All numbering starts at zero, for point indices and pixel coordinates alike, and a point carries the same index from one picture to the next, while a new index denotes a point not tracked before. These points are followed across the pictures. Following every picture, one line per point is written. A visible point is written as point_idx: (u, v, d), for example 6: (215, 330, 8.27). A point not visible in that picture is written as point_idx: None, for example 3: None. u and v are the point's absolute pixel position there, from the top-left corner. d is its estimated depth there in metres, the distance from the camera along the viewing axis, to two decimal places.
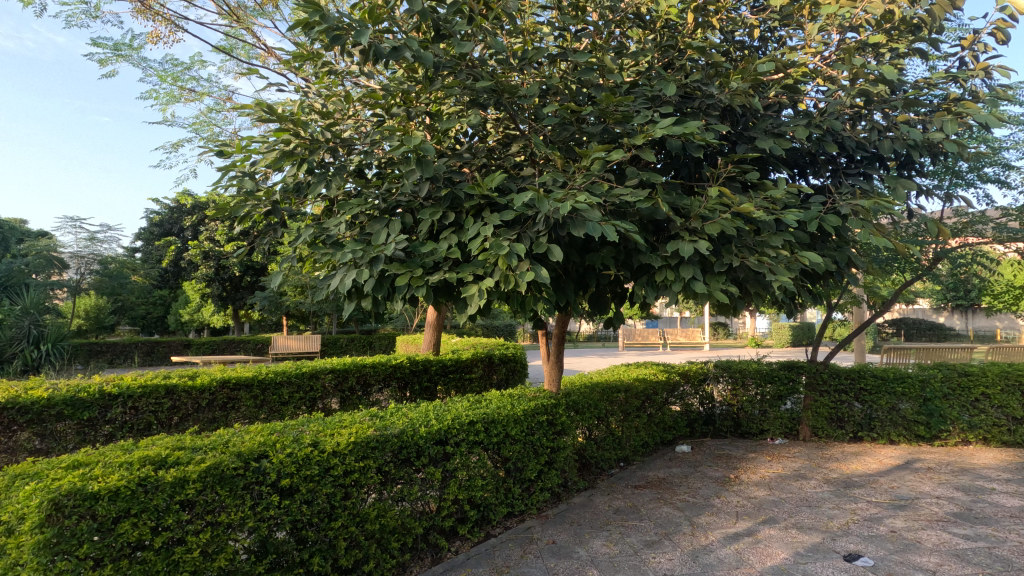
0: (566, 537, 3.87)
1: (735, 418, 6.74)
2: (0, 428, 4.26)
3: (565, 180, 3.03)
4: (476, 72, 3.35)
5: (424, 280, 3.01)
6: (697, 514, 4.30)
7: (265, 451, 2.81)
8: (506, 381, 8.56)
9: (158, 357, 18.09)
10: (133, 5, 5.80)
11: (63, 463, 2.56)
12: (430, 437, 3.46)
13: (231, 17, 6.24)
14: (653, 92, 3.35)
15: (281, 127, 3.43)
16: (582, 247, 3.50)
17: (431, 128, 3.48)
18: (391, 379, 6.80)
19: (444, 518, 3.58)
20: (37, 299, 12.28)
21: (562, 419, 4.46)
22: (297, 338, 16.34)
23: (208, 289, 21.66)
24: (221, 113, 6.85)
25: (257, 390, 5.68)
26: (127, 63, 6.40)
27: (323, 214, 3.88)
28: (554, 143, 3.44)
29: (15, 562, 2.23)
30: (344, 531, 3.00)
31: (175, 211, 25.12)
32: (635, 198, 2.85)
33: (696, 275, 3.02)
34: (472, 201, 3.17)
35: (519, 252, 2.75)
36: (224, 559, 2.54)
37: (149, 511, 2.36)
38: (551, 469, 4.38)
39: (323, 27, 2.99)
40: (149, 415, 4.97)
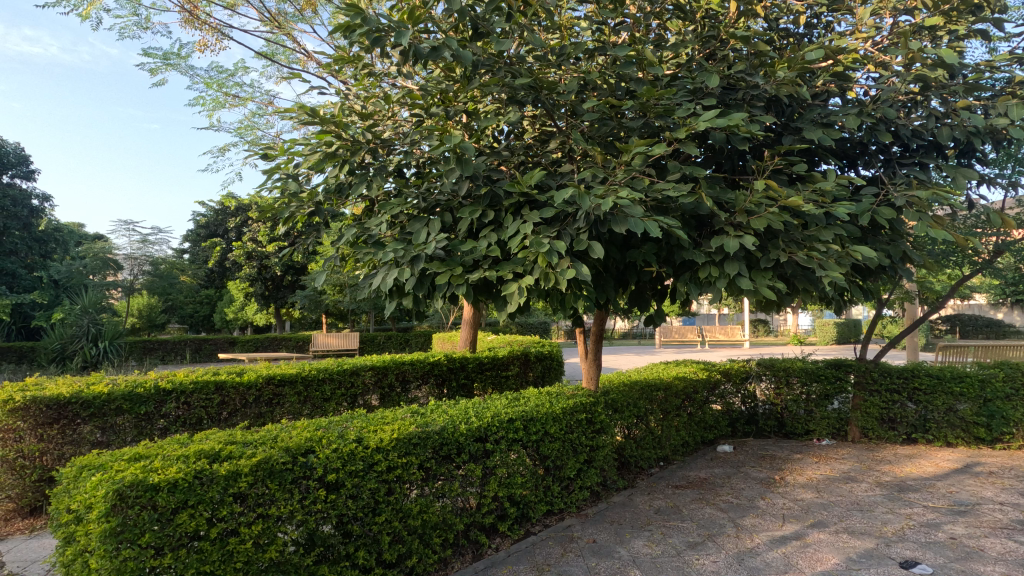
0: (607, 536, 3.84)
1: (779, 418, 6.55)
2: (65, 422, 4.42)
3: (605, 176, 3.00)
4: (514, 69, 3.35)
5: (464, 278, 3.03)
6: (741, 516, 4.20)
7: (312, 446, 2.88)
8: (543, 379, 8.54)
9: (205, 354, 18.77)
10: (181, 15, 6.00)
11: (125, 456, 2.68)
12: (470, 434, 3.48)
13: (273, 23, 6.41)
14: (695, 85, 3.28)
15: (323, 130, 3.50)
16: (623, 244, 3.45)
17: (469, 127, 3.49)
18: (429, 376, 6.89)
19: (484, 515, 3.60)
20: (95, 299, 12.81)
21: (601, 418, 4.42)
22: (337, 336, 16.74)
23: (251, 288, 22.40)
24: (264, 117, 7.04)
25: (301, 386, 5.83)
26: (176, 71, 6.65)
27: (363, 214, 3.94)
28: (594, 139, 3.41)
29: (85, 549, 2.36)
30: (387, 526, 3.05)
31: (220, 213, 26.05)
32: (678, 193, 2.79)
33: (742, 271, 2.94)
34: (512, 199, 3.16)
35: (560, 249, 2.73)
36: (275, 551, 2.62)
37: (205, 503, 2.45)
38: (590, 468, 4.34)
39: (365, 30, 3.03)
40: (200, 410, 5.13)
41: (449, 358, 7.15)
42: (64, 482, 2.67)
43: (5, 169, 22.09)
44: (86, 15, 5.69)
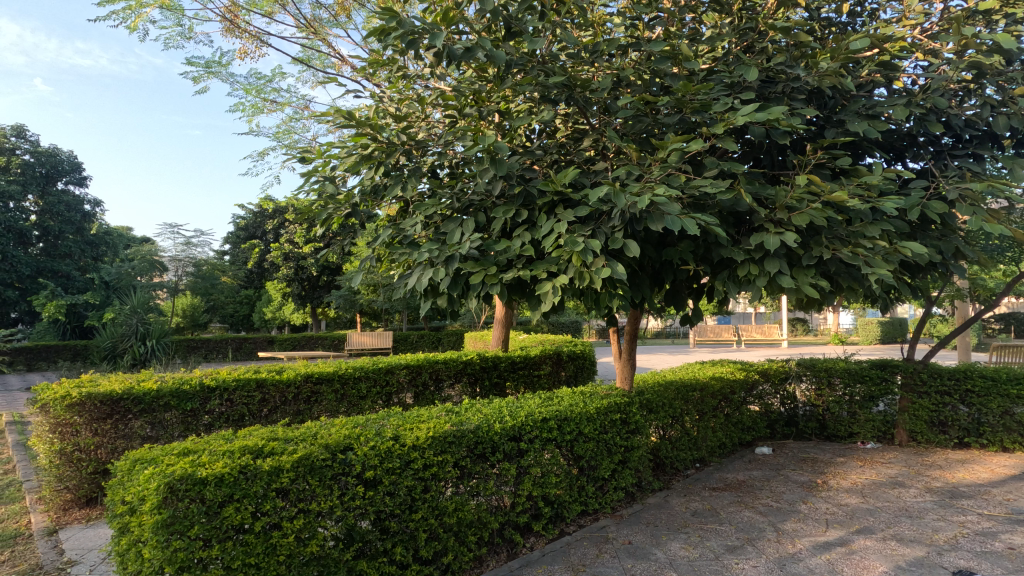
0: (643, 538, 3.79)
1: (820, 420, 6.35)
2: (118, 417, 4.62)
3: (640, 173, 2.96)
4: (548, 67, 3.34)
5: (498, 278, 3.03)
6: (782, 520, 4.09)
7: (351, 443, 2.94)
8: (576, 378, 8.49)
9: (246, 352, 19.35)
10: (222, 24, 6.20)
11: (175, 450, 2.79)
12: (504, 433, 3.50)
13: (308, 29, 6.56)
14: (732, 79, 3.20)
15: (359, 132, 3.56)
16: (658, 242, 3.40)
17: (502, 127, 3.49)
18: (462, 375, 6.96)
19: (518, 514, 3.61)
20: (143, 299, 13.35)
21: (636, 418, 4.37)
22: (371, 335, 17.02)
23: (289, 288, 23.00)
24: (300, 121, 7.20)
25: (338, 384, 5.94)
26: (217, 79, 6.87)
27: (397, 215, 3.99)
28: (628, 136, 3.37)
29: (138, 539, 2.46)
30: (424, 523, 3.09)
31: (259, 216, 26.83)
32: (716, 189, 2.73)
33: (783, 269, 2.86)
34: (546, 198, 3.15)
35: (595, 248, 2.71)
36: (315, 545, 2.67)
37: (249, 497, 2.53)
38: (625, 468, 4.30)
39: (400, 33, 3.07)
40: (242, 406, 5.29)
41: (481, 356, 7.19)
42: (119, 474, 2.80)
43: (60, 175, 23.24)
44: (134, 27, 5.93)
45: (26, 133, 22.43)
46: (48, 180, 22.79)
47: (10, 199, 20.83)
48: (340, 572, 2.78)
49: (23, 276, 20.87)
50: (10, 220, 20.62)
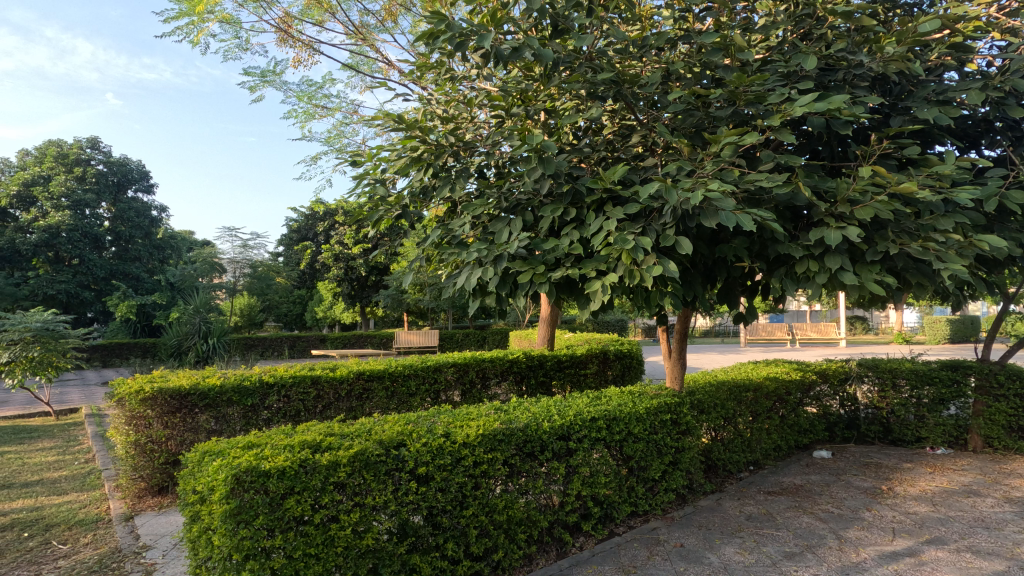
0: (696, 541, 3.71)
1: (884, 423, 6.04)
2: (186, 411, 4.87)
3: (692, 168, 2.89)
4: (595, 64, 3.31)
5: (547, 276, 3.03)
6: (845, 527, 3.91)
7: (403, 440, 3.01)
8: (623, 378, 8.39)
9: (299, 350, 20.07)
10: (277, 35, 6.44)
11: (240, 443, 2.93)
12: (553, 432, 3.49)
13: (357, 35, 6.74)
14: (789, 68, 3.08)
15: (409, 135, 3.63)
16: (711, 238, 3.33)
17: (549, 125, 3.49)
18: (508, 374, 7.02)
19: (568, 513, 3.60)
20: (204, 300, 14.07)
21: (687, 419, 4.28)
22: (418, 334, 17.34)
23: (339, 288, 23.73)
24: (350, 125, 7.40)
25: (388, 381, 6.09)
26: (272, 87, 7.15)
27: (446, 215, 4.05)
28: (678, 131, 3.30)
29: (208, 526, 2.59)
30: (475, 520, 3.13)
31: (310, 218, 27.76)
32: (773, 183, 2.64)
33: (844, 265, 2.74)
34: (594, 195, 3.13)
35: (645, 245, 2.66)
36: (371, 539, 2.75)
37: (309, 490, 2.63)
38: (676, 470, 4.22)
39: (449, 35, 3.12)
40: (299, 402, 5.50)
41: (527, 355, 7.22)
42: (189, 466, 2.96)
43: (129, 183, 24.73)
44: (196, 41, 6.25)
45: (99, 145, 23.99)
46: (119, 188, 24.30)
47: (85, 206, 22.28)
48: (394, 565, 2.84)
49: (97, 278, 22.34)
50: (86, 226, 22.10)
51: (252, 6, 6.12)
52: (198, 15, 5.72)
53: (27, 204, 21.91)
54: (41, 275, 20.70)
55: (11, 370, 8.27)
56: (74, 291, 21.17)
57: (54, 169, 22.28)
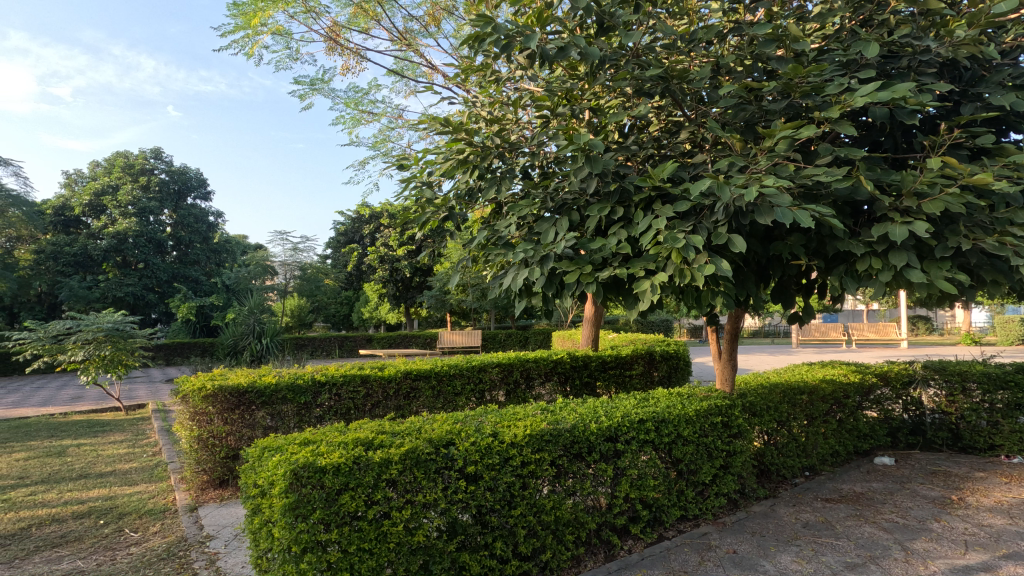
0: (749, 548, 3.60)
1: (953, 429, 5.70)
2: (244, 408, 5.08)
3: (745, 164, 2.81)
4: (642, 60, 3.26)
5: (594, 276, 3.00)
6: (911, 538, 3.71)
7: (453, 439, 3.05)
8: (669, 379, 8.24)
9: (347, 350, 20.64)
10: (326, 43, 6.64)
11: (297, 440, 3.04)
12: (600, 433, 3.46)
13: (402, 41, 6.87)
14: (849, 57, 2.95)
15: (455, 137, 3.67)
16: (764, 236, 3.22)
17: (595, 124, 3.45)
18: (552, 374, 7.01)
19: (616, 516, 3.56)
20: (258, 301, 14.67)
21: (738, 422, 4.17)
22: (461, 334, 17.53)
23: (384, 289, 24.28)
24: (395, 129, 7.55)
25: (434, 381, 6.17)
26: (321, 95, 7.37)
27: (491, 216, 4.06)
28: (729, 126, 3.21)
29: (268, 519, 2.69)
30: (523, 520, 3.14)
31: (356, 221, 28.50)
32: (832, 178, 2.53)
33: (911, 262, 2.59)
34: (642, 194, 3.08)
35: (696, 244, 2.60)
36: (421, 535, 2.79)
37: (362, 486, 2.69)
38: (727, 474, 4.11)
39: (495, 38, 3.13)
40: (349, 400, 5.63)
41: (572, 355, 7.19)
42: (250, 460, 3.08)
43: (189, 191, 26.00)
44: (251, 53, 6.52)
45: (162, 155, 25.33)
46: (180, 196, 25.60)
47: (150, 214, 23.58)
48: (444, 562, 2.88)
49: (160, 281, 23.60)
50: (150, 232, 23.39)
51: (302, 17, 6.33)
52: (252, 28, 5.95)
53: (98, 212, 23.38)
54: (110, 279, 22.04)
55: (86, 368, 8.83)
56: (140, 293, 22.43)
57: (122, 179, 23.70)
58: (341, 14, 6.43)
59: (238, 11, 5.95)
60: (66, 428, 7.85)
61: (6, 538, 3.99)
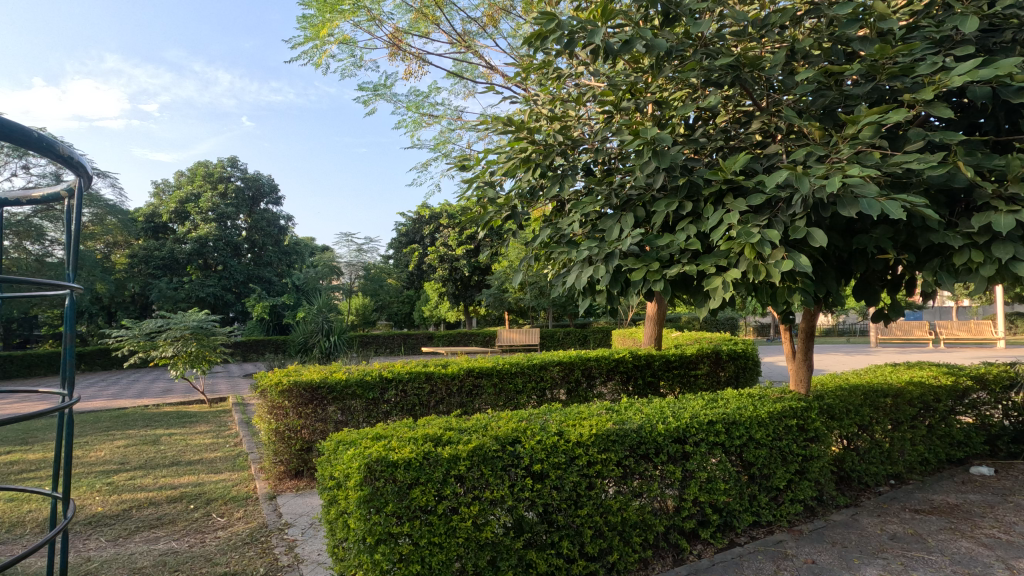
0: (831, 559, 3.41)
1: None
2: (317, 403, 5.32)
3: (824, 153, 2.66)
4: (711, 49, 3.15)
5: (662, 274, 2.92)
6: (1016, 557, 3.40)
7: (518, 437, 3.07)
8: (736, 380, 7.95)
9: (409, 347, 21.24)
10: (389, 49, 6.83)
11: (369, 435, 3.15)
12: (668, 434, 3.38)
13: (461, 43, 6.96)
14: (942, 33, 2.73)
15: (518, 136, 3.67)
16: (845, 229, 3.05)
17: (661, 117, 3.36)
18: (614, 373, 6.92)
19: (684, 519, 3.46)
20: (326, 300, 15.32)
21: (816, 425, 3.95)
22: (519, 332, 17.62)
23: (444, 288, 24.82)
24: (455, 131, 7.66)
25: (496, 378, 6.24)
26: (384, 100, 7.59)
27: (553, 213, 4.04)
28: (806, 113, 3.05)
29: (345, 510, 2.80)
30: (589, 520, 3.11)
31: (417, 222, 29.26)
32: (925, 165, 2.35)
33: (1018, 254, 2.38)
34: (713, 187, 2.97)
35: (772, 239, 2.49)
36: (489, 531, 2.82)
37: (432, 481, 2.75)
38: (803, 480, 3.91)
39: (559, 35, 3.12)
40: (414, 397, 5.77)
41: (634, 355, 7.07)
42: (326, 453, 3.21)
43: (262, 197, 27.48)
44: (318, 63, 6.80)
45: (238, 164, 26.85)
46: (254, 201, 27.10)
47: (228, 219, 25.12)
48: (512, 559, 2.90)
49: (238, 282, 25.11)
50: (228, 236, 24.92)
51: (366, 25, 6.53)
52: (320, 39, 6.21)
53: (182, 218, 25.14)
54: (194, 280, 23.66)
55: (175, 364, 9.52)
56: (220, 293, 23.95)
57: (203, 186, 25.29)
58: (402, 20, 6.59)
59: (307, 23, 6.23)
60: (158, 419, 8.50)
61: (111, 517, 4.37)
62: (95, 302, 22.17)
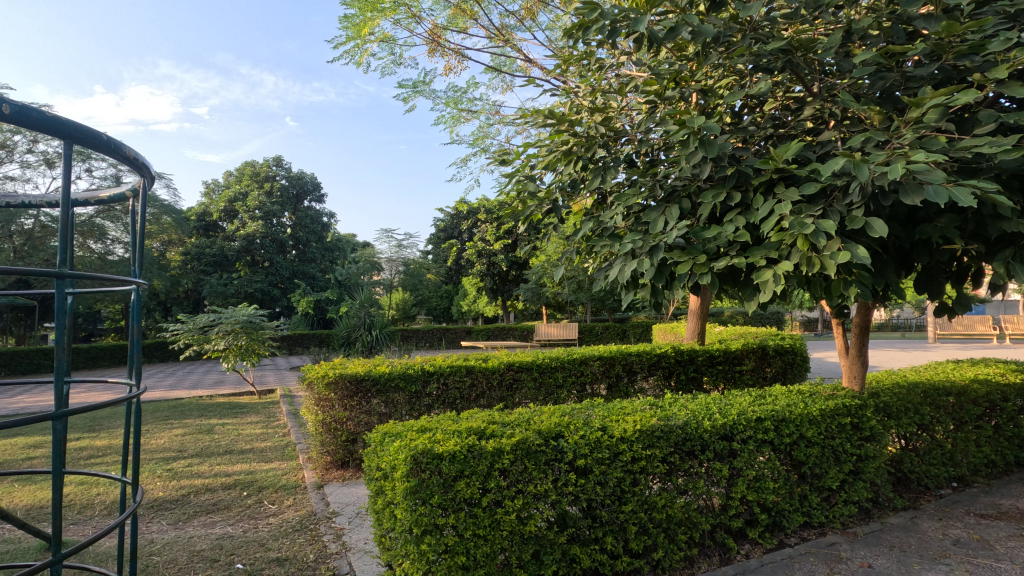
0: (888, 564, 3.27)
1: None
2: (362, 395, 5.43)
3: (885, 139, 2.54)
4: (761, 34, 3.04)
5: (709, 267, 2.84)
6: None
7: (562, 432, 3.06)
8: (783, 376, 7.71)
9: (449, 342, 21.49)
10: (428, 46, 6.89)
11: (414, 427, 3.20)
12: (714, 431, 3.31)
13: (499, 37, 6.96)
14: (1016, 6, 2.56)
15: (560, 129, 3.63)
16: (907, 218, 2.90)
17: (707, 106, 3.27)
18: (656, 368, 6.81)
19: (731, 518, 3.38)
20: (368, 295, 15.63)
21: (871, 424, 3.79)
22: (558, 327, 17.56)
23: (482, 282, 24.98)
24: (493, 125, 7.67)
25: (536, 373, 6.23)
26: (423, 96, 7.66)
27: (595, 206, 3.98)
28: (863, 97, 2.90)
29: (392, 501, 2.85)
30: (634, 516, 3.08)
31: (455, 217, 29.47)
32: (997, 149, 2.21)
33: None
34: (763, 177, 2.87)
35: (828, 229, 2.39)
36: (533, 525, 2.82)
37: (477, 474, 2.77)
38: (858, 481, 3.75)
39: (602, 24, 3.06)
40: (455, 390, 5.83)
41: (677, 350, 6.94)
42: (372, 445, 3.28)
43: (306, 195, 28.22)
44: (359, 62, 6.91)
45: (283, 163, 27.63)
46: (298, 199, 27.85)
47: (274, 216, 25.91)
48: (555, 554, 2.89)
49: (283, 278, 25.92)
50: (274, 233, 25.72)
51: (406, 23, 6.59)
52: (361, 37, 6.30)
53: (231, 216, 26.11)
54: (243, 276, 24.56)
55: (226, 356, 9.92)
56: (267, 289, 24.79)
57: (250, 185, 26.14)
58: (440, 16, 6.63)
59: (349, 23, 6.34)
60: (212, 409, 8.87)
61: (171, 502, 4.60)
62: (152, 298, 23.29)
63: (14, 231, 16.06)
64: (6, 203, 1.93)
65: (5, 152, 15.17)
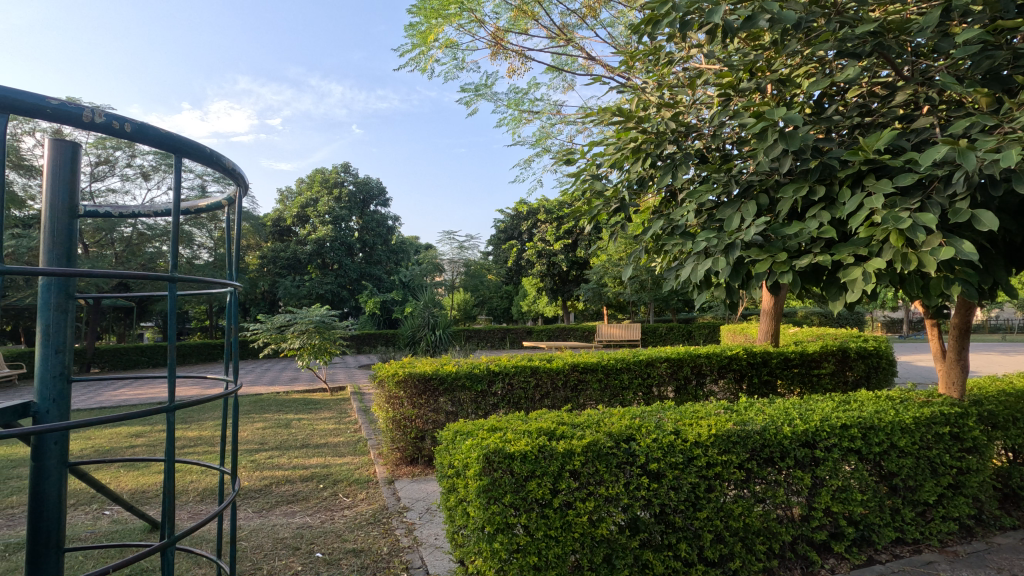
0: None
1: None
2: (430, 393, 5.56)
3: (993, 124, 2.33)
4: (846, 17, 2.86)
5: (790, 265, 2.70)
6: None
7: (633, 434, 3.01)
8: (867, 381, 7.23)
9: (509, 342, 21.67)
10: (490, 49, 6.95)
11: (484, 426, 3.24)
12: (795, 437, 3.15)
13: (560, 37, 6.92)
14: None
15: (627, 126, 3.56)
16: (1018, 210, 2.64)
17: (785, 96, 3.11)
18: (726, 370, 6.56)
19: (814, 530, 3.20)
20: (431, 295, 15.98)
21: (973, 434, 3.48)
22: (619, 326, 17.28)
23: (542, 282, 24.98)
24: (553, 125, 7.64)
25: (602, 374, 6.15)
26: (485, 99, 7.74)
27: (663, 204, 3.87)
28: (965, 79, 2.68)
29: (464, 498, 2.90)
30: (709, 523, 2.97)
31: (515, 218, 29.62)
32: None
33: None
34: (850, 169, 2.70)
35: (927, 223, 2.22)
36: (604, 529, 2.79)
37: (548, 474, 2.77)
38: (958, 496, 3.46)
39: (672, 17, 2.99)
40: (520, 390, 5.85)
41: (749, 352, 6.66)
42: (444, 443, 3.34)
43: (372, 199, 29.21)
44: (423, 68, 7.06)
45: (350, 169, 28.76)
46: (365, 203, 28.88)
47: (342, 220, 27.00)
48: (628, 559, 2.84)
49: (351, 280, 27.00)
50: (342, 236, 26.81)
51: (468, 27, 6.68)
52: (426, 45, 6.46)
53: (303, 221, 27.48)
54: (314, 278, 25.78)
55: (301, 354, 10.42)
56: (336, 290, 25.88)
57: (320, 191, 27.38)
58: (503, 19, 6.68)
59: (414, 31, 6.50)
60: (288, 405, 9.36)
61: (255, 491, 4.89)
62: None
63: (116, 239, 17.67)
64: (117, 213, 2.06)
65: (108, 166, 16.70)
